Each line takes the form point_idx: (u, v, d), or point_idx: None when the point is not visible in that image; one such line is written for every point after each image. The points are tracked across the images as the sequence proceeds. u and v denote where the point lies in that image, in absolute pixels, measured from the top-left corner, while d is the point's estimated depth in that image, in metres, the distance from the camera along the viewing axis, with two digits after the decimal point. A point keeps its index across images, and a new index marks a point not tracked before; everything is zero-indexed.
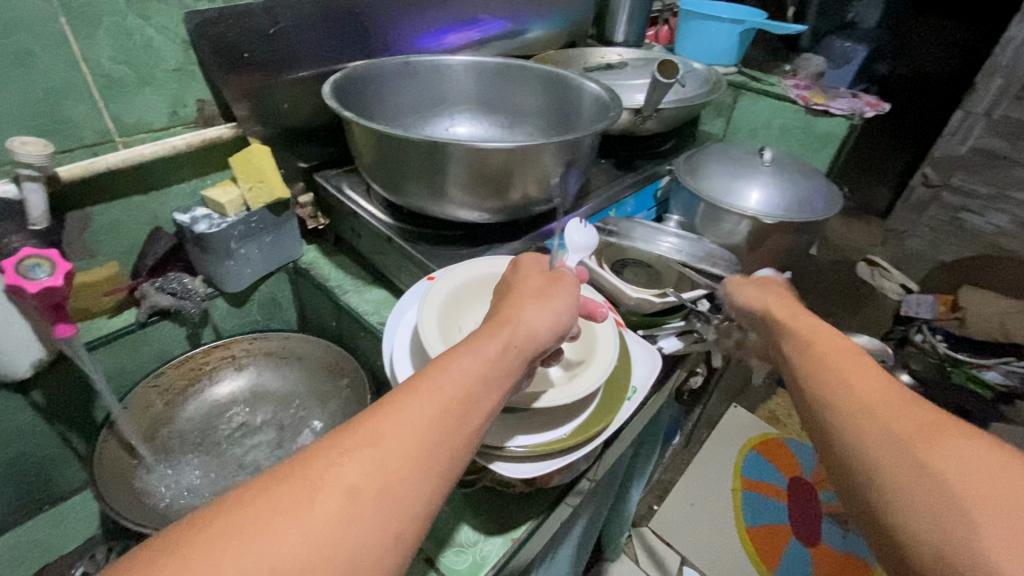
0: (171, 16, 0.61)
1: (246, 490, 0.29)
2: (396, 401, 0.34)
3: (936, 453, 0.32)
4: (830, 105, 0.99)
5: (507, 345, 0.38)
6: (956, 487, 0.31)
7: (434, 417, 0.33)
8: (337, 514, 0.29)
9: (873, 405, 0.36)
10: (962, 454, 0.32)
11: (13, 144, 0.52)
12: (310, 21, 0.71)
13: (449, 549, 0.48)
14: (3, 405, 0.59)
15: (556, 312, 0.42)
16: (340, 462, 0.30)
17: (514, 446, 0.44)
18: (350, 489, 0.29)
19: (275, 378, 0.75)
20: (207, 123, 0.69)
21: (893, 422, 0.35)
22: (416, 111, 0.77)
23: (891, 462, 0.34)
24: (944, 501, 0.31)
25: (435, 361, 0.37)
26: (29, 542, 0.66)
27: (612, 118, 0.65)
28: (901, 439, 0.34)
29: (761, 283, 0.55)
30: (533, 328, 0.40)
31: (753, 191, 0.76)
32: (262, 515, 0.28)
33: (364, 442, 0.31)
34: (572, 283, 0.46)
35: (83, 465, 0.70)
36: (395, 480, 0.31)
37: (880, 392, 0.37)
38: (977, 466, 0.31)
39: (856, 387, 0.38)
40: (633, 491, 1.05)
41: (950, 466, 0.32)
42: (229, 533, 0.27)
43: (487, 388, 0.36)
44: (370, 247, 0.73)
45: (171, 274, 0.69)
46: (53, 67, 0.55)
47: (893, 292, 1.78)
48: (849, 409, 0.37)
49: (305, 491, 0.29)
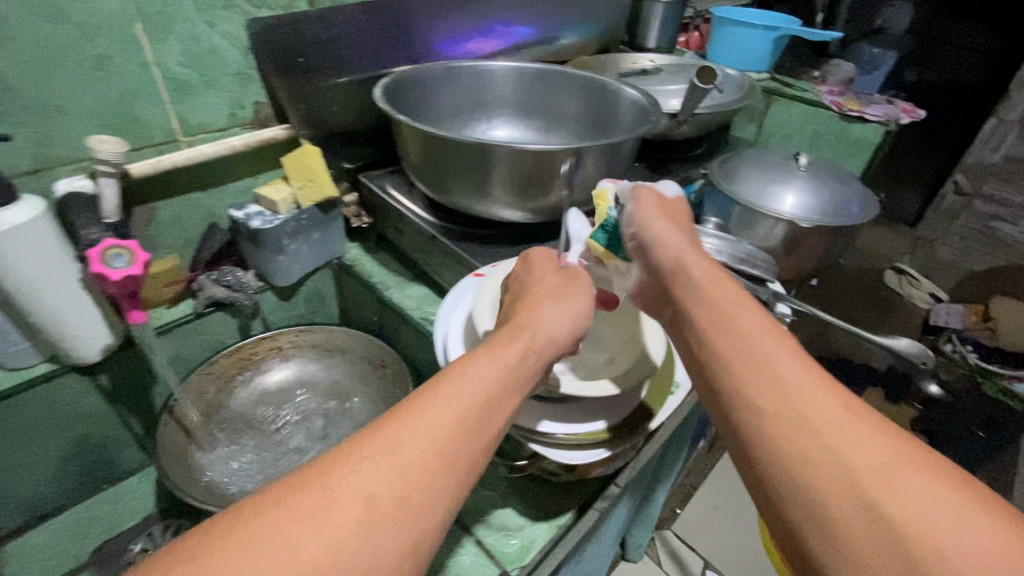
0: (235, 23, 0.64)
1: (266, 498, 0.30)
2: (410, 408, 0.34)
3: (871, 478, 0.31)
4: (865, 111, 0.99)
5: (527, 351, 0.40)
6: (896, 524, 0.29)
7: (451, 425, 0.34)
8: (356, 524, 0.29)
9: (814, 418, 0.33)
10: (912, 496, 0.30)
11: (93, 142, 0.56)
12: (359, 28, 0.74)
13: (496, 532, 0.51)
14: (73, 387, 0.63)
15: (572, 315, 0.44)
16: (358, 471, 0.31)
17: (564, 434, 0.47)
18: (369, 499, 0.30)
19: (320, 368, 0.78)
20: (262, 124, 0.73)
21: (837, 441, 0.32)
22: (457, 115, 0.80)
23: (829, 486, 0.31)
24: (892, 551, 0.29)
25: (451, 366, 0.38)
26: (90, 518, 0.70)
27: (652, 123, 0.67)
28: (849, 475, 0.31)
29: (664, 211, 0.48)
30: (550, 332, 0.42)
31: (788, 196, 0.77)
32: (281, 523, 0.28)
33: (383, 450, 0.32)
34: (587, 284, 0.48)
35: (139, 447, 0.74)
36: (412, 489, 0.31)
37: (822, 400, 0.34)
38: (925, 510, 0.29)
39: (796, 393, 0.35)
40: (660, 492, 1.06)
41: (893, 497, 0.30)
42: (250, 540, 0.28)
43: (505, 394, 0.37)
44: (413, 245, 0.76)
45: (225, 267, 0.72)
46: (129, 71, 0.59)
47: (922, 300, 1.75)
48: (784, 422, 0.34)
49: (323, 499, 0.30)
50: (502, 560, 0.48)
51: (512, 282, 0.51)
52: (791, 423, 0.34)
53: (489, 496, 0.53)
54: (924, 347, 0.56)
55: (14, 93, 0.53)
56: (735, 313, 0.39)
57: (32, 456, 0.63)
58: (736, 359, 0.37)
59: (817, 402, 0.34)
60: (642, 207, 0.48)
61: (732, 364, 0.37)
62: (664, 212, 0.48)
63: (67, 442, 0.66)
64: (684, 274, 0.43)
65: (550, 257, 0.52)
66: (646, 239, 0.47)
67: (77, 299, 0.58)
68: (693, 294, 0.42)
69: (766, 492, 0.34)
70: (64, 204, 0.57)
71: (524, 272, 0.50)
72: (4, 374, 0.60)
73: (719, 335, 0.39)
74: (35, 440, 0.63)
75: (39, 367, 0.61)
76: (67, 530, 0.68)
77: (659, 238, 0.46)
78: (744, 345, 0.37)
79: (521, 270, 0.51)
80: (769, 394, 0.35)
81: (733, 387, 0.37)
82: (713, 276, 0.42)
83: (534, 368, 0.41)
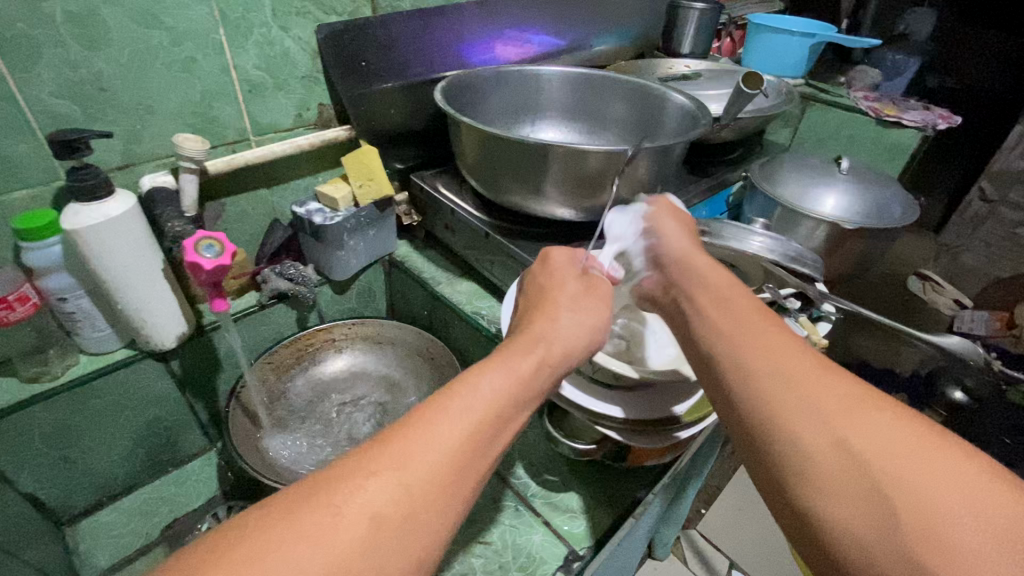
0: (306, 28, 0.67)
1: (269, 514, 0.29)
2: (422, 417, 0.35)
3: (837, 417, 0.34)
4: (902, 117, 1.02)
5: (540, 364, 0.42)
6: (862, 455, 0.32)
7: (463, 438, 0.34)
8: (362, 540, 0.29)
9: (810, 394, 0.35)
10: (874, 430, 0.33)
11: (179, 139, 0.60)
12: (415, 34, 0.77)
13: (562, 514, 0.55)
14: (149, 372, 0.66)
15: (587, 327, 0.48)
16: (366, 486, 0.30)
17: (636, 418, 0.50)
18: (375, 516, 0.30)
19: (372, 360, 0.81)
20: (325, 125, 0.76)
21: (831, 414, 0.34)
22: (506, 117, 0.83)
23: (823, 457, 0.33)
24: (860, 480, 0.31)
25: (463, 379, 0.38)
26: (157, 499, 0.73)
27: (702, 126, 0.69)
28: (821, 414, 0.34)
29: (673, 214, 0.56)
30: (561, 346, 0.45)
31: (829, 198, 0.79)
32: (286, 541, 0.28)
33: (393, 464, 0.32)
34: (605, 296, 0.51)
35: (201, 432, 0.78)
36: (420, 504, 0.31)
37: (819, 377, 0.36)
38: (888, 442, 0.32)
39: (793, 370, 0.37)
40: (687, 494, 0.97)
41: (884, 462, 0.32)
42: (255, 559, 0.27)
43: (515, 409, 0.39)
44: (463, 242, 0.78)
45: (287, 261, 0.76)
46: (211, 73, 0.62)
47: (946, 307, 1.71)
48: (759, 378, 0.37)
49: (329, 516, 0.29)
50: (570, 540, 0.53)
51: (530, 284, 0.53)
52: (800, 407, 0.35)
53: (554, 480, 0.59)
54: (974, 345, 0.61)
55: (110, 93, 0.56)
56: (732, 300, 0.44)
57: (107, 437, 0.67)
58: (736, 336, 0.40)
59: (810, 377, 0.36)
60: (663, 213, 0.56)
61: (730, 337, 0.41)
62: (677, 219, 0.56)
63: (139, 425, 0.69)
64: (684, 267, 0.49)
65: (569, 257, 0.54)
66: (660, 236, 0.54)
67: (158, 289, 0.61)
68: (690, 282, 0.48)
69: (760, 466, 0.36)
70: (149, 198, 0.60)
71: (544, 276, 0.52)
72: (87, 358, 0.63)
73: (718, 315, 0.43)
74: (111, 422, 0.66)
75: (118, 352, 0.64)
76: (136, 508, 0.72)
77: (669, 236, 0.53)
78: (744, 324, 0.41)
79: (540, 273, 0.53)
80: (764, 370, 0.37)
81: (733, 363, 0.39)
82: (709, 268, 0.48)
83: (545, 380, 0.43)
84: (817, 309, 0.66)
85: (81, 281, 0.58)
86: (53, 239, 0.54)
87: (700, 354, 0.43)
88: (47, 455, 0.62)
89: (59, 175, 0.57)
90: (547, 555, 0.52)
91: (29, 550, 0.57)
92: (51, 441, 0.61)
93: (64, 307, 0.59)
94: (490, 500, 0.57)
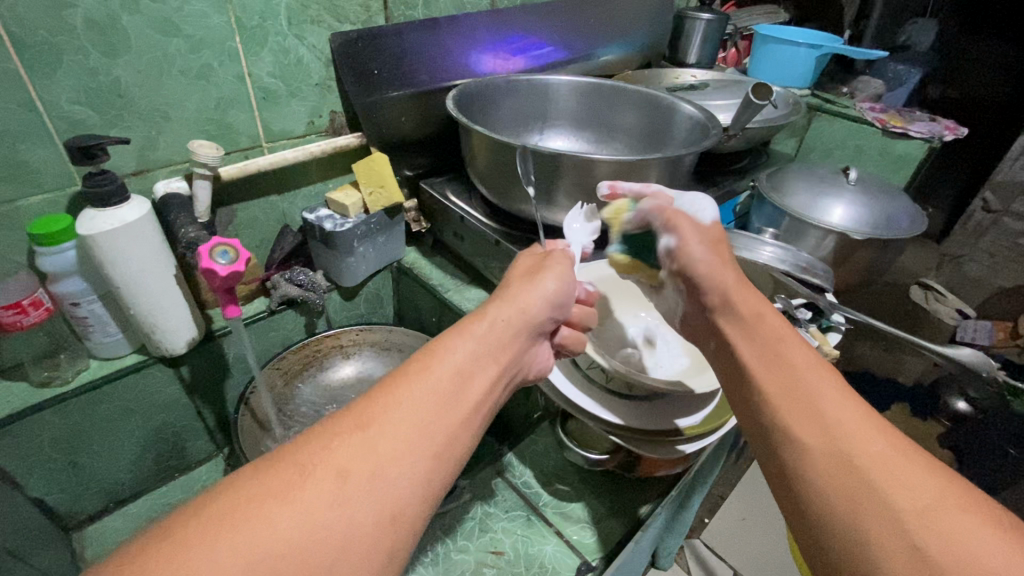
0: (320, 36, 0.68)
1: (240, 476, 0.29)
2: (389, 383, 0.36)
3: (859, 443, 0.33)
4: (909, 128, 1.03)
5: (496, 324, 0.42)
6: (877, 482, 0.31)
7: (426, 399, 0.35)
8: (329, 493, 0.29)
9: (854, 452, 0.33)
10: (901, 465, 0.32)
11: (194, 147, 0.60)
12: (428, 43, 0.78)
13: (572, 523, 0.55)
14: (159, 378, 0.66)
15: (547, 294, 0.47)
16: (331, 446, 0.31)
17: (656, 428, 0.50)
18: (340, 471, 0.30)
19: (379, 366, 0.81)
20: (336, 132, 0.76)
21: (874, 474, 0.32)
22: (516, 126, 0.83)
23: (867, 520, 0.30)
24: (876, 507, 0.30)
25: (427, 350, 0.39)
26: (164, 504, 0.73)
27: (713, 136, 0.69)
28: (839, 436, 0.34)
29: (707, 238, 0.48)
30: (519, 310, 0.44)
31: (837, 208, 0.80)
32: (253, 500, 0.28)
33: (358, 425, 0.32)
34: (564, 262, 0.50)
35: (208, 438, 0.78)
36: (385, 461, 0.31)
37: (864, 431, 0.34)
38: (914, 476, 0.31)
39: (840, 426, 0.34)
40: (693, 505, 0.94)
41: (937, 536, 0.28)
42: (222, 516, 0.27)
43: (480, 370, 0.39)
44: (472, 248, 0.79)
45: (296, 267, 0.76)
46: (227, 80, 0.63)
47: (949, 317, 1.61)
48: (781, 395, 0.38)
49: (296, 475, 0.29)
50: (582, 550, 0.53)
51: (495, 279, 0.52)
52: (823, 427, 0.35)
53: (566, 490, 0.59)
54: (986, 357, 0.61)
55: (127, 99, 0.57)
56: (791, 353, 0.40)
57: (115, 442, 0.67)
58: (778, 390, 0.38)
59: (855, 426, 0.34)
60: (691, 255, 0.47)
61: (768, 393, 0.39)
62: (709, 248, 0.47)
63: (148, 430, 0.69)
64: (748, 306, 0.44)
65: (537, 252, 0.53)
66: (690, 274, 0.47)
67: (170, 293, 0.60)
68: (744, 329, 0.43)
69: (797, 510, 0.34)
70: (163, 203, 0.61)
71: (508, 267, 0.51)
72: (97, 363, 0.63)
73: (761, 366, 0.40)
74: (119, 427, 0.66)
75: (128, 357, 0.64)
76: (142, 514, 0.72)
77: (711, 276, 0.46)
78: (790, 374, 0.39)
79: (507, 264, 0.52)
80: (806, 424, 0.36)
81: (766, 406, 0.38)
82: (772, 310, 0.44)
83: (509, 342, 0.42)
84: (826, 320, 0.65)
85: (94, 286, 0.58)
86: (68, 244, 0.55)
87: (730, 376, 0.43)
88: (56, 460, 0.62)
89: (74, 180, 0.57)
90: (558, 567, 0.51)
91: (37, 554, 0.57)
92: (61, 445, 0.61)
93: (76, 312, 0.59)
94: (501, 508, 0.57)
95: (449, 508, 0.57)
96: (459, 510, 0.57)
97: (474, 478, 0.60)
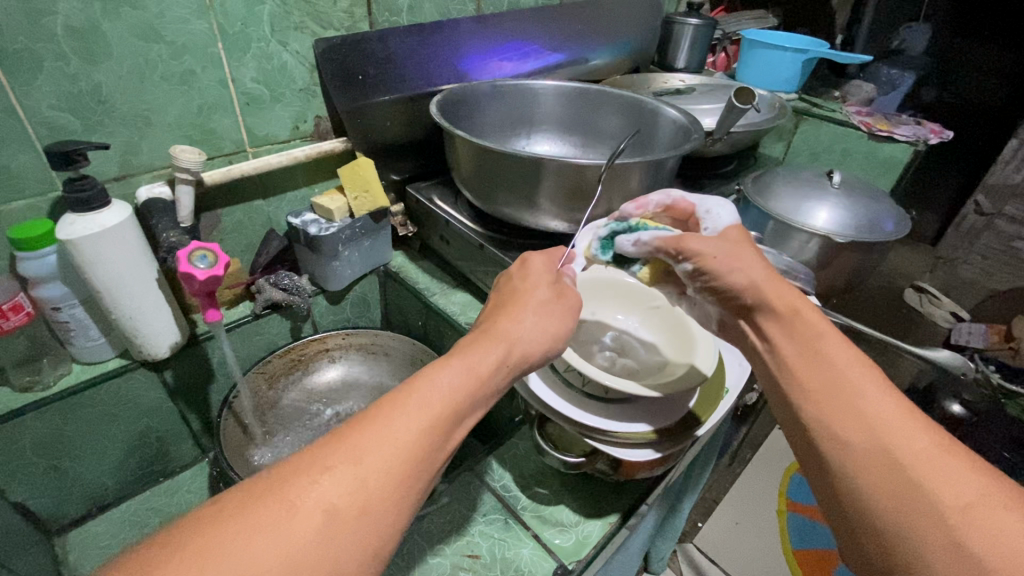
0: (303, 42, 0.69)
1: (222, 510, 0.29)
2: (384, 412, 0.35)
3: (903, 443, 0.35)
4: (895, 131, 1.04)
5: (501, 363, 0.41)
6: (925, 484, 0.34)
7: (420, 435, 0.34)
8: (319, 534, 0.29)
9: (898, 451, 0.35)
10: (946, 470, 0.34)
11: (175, 151, 0.60)
12: (413, 48, 0.78)
13: (552, 527, 0.55)
14: (141, 382, 0.66)
15: (550, 334, 0.45)
16: (320, 481, 0.31)
17: (632, 432, 0.50)
18: (331, 509, 0.30)
19: (365, 370, 0.81)
20: (322, 137, 0.77)
21: (917, 471, 0.34)
22: (501, 130, 0.84)
23: (911, 520, 0.33)
24: (923, 510, 0.33)
25: (415, 377, 0.37)
26: (147, 509, 0.73)
27: (694, 139, 0.69)
28: (882, 439, 0.36)
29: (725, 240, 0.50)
30: (524, 347, 0.43)
31: (821, 210, 0.80)
32: (240, 535, 0.28)
33: (348, 459, 0.32)
34: (573, 304, 0.47)
35: (193, 442, 0.78)
36: (376, 498, 0.31)
37: (906, 430, 0.36)
38: (954, 474, 0.33)
39: (877, 426, 0.37)
40: (684, 510, 0.94)
41: (978, 535, 0.31)
42: (206, 554, 0.27)
43: (471, 408, 0.38)
44: (458, 252, 0.79)
45: (281, 271, 0.77)
46: (208, 86, 0.63)
47: (943, 320, 1.64)
48: (822, 393, 0.40)
49: (284, 512, 0.29)
50: (559, 554, 0.53)
51: (503, 282, 0.49)
52: (866, 426, 0.37)
53: (545, 493, 0.59)
54: (964, 358, 0.60)
55: (109, 105, 0.57)
56: (830, 349, 0.42)
57: (96, 446, 0.67)
58: (819, 388, 0.40)
59: (897, 426, 0.36)
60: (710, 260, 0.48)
61: (808, 390, 0.41)
62: (724, 250, 0.49)
63: (131, 435, 0.69)
64: (781, 303, 0.46)
65: (549, 263, 0.51)
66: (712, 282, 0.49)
67: (152, 298, 0.60)
68: (779, 325, 0.45)
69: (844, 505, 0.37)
70: (145, 208, 0.61)
71: (518, 278, 0.49)
72: (79, 367, 0.63)
73: (802, 365, 0.42)
74: (101, 431, 0.66)
75: (110, 362, 0.65)
76: (124, 519, 0.71)
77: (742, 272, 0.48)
78: (833, 372, 0.40)
79: (516, 273, 0.49)
80: (848, 423, 0.38)
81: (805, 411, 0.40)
82: (807, 304, 0.46)
83: (503, 380, 0.41)
84: None
85: (75, 291, 0.58)
86: (49, 249, 0.55)
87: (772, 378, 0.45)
88: (37, 464, 0.62)
89: (56, 185, 0.57)
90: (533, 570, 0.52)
91: (15, 559, 0.57)
92: (42, 450, 0.61)
93: (57, 316, 0.59)
94: (478, 511, 0.57)
95: (428, 511, 0.57)
96: (438, 513, 0.57)
97: (453, 481, 0.60)
